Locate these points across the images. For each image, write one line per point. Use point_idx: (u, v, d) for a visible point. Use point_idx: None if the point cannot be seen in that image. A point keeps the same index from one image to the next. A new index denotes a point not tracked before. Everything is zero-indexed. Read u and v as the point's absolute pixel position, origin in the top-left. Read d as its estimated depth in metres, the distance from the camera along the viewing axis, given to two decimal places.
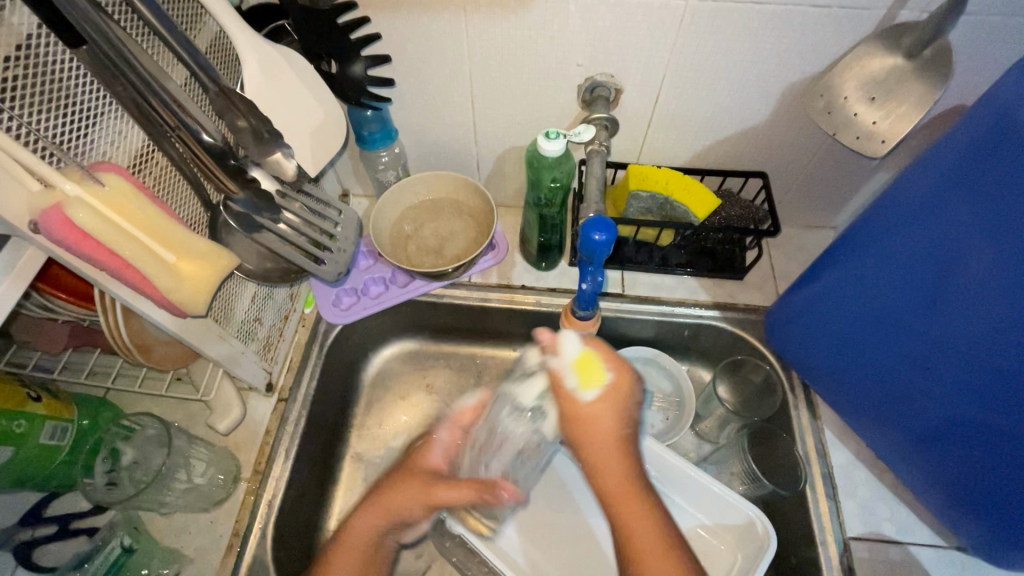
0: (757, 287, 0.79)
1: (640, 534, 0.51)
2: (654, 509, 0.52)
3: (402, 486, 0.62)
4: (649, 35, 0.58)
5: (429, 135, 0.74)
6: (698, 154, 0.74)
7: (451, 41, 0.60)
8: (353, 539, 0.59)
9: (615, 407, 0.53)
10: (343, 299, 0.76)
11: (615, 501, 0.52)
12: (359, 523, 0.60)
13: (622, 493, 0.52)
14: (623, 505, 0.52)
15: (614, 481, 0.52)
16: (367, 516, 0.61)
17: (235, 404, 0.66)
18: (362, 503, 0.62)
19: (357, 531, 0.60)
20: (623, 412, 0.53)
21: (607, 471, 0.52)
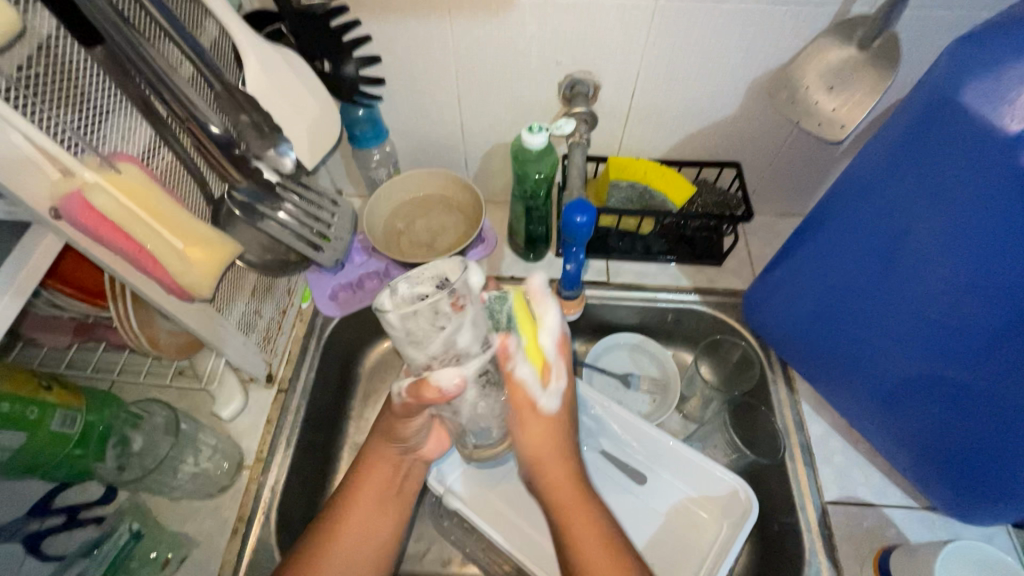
0: (735, 272, 0.83)
1: (581, 532, 0.56)
2: (591, 507, 0.58)
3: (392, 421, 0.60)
4: (622, 33, 0.62)
5: (418, 133, 0.77)
6: (675, 147, 0.78)
7: (438, 43, 0.64)
8: (361, 496, 0.60)
9: (553, 437, 0.59)
10: (339, 293, 0.80)
11: (557, 503, 0.58)
12: (376, 454, 0.62)
13: (563, 484, 0.59)
14: (571, 514, 0.58)
15: (553, 464, 0.59)
16: (387, 448, 0.62)
17: (237, 395, 0.69)
18: (372, 447, 0.62)
19: (371, 472, 0.61)
20: (564, 441, 0.60)
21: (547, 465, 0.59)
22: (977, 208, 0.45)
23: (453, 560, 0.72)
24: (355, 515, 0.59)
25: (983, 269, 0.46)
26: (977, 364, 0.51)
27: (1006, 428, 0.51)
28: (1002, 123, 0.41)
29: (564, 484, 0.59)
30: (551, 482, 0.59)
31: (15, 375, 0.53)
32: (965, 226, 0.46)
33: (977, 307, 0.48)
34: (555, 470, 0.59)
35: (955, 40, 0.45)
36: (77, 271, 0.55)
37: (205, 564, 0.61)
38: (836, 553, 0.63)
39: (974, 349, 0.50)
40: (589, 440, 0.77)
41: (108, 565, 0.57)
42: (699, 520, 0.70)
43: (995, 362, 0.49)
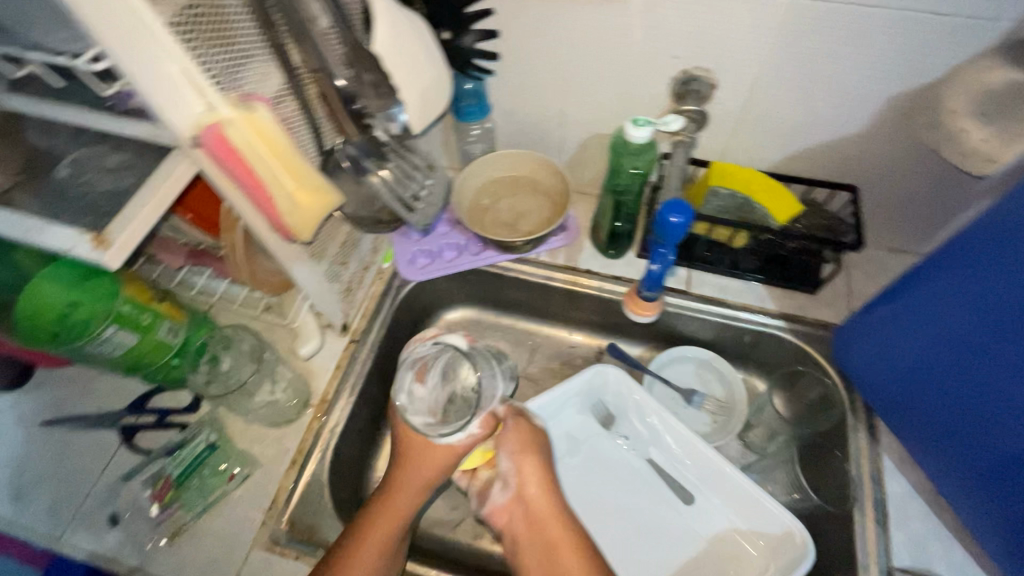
0: (828, 303, 0.76)
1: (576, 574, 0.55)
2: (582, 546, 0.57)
3: (419, 451, 0.60)
4: (751, 32, 0.59)
5: (519, 114, 0.77)
6: (784, 161, 0.73)
7: (556, 24, 0.63)
8: (395, 510, 0.59)
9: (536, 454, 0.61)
10: (419, 259, 0.82)
11: (549, 534, 0.58)
12: (410, 471, 0.60)
13: (550, 514, 0.59)
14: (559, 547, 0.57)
15: (536, 491, 0.60)
16: (425, 468, 0.59)
17: (315, 335, 0.72)
18: (414, 461, 0.60)
19: (398, 496, 0.60)
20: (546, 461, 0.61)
21: (536, 493, 0.60)
22: None
23: (485, 536, 0.73)
24: (381, 532, 0.58)
25: None
26: None
27: None
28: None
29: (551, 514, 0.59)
30: (537, 512, 0.59)
31: (138, 285, 0.59)
32: None
33: None
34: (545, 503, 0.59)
35: None
36: (198, 198, 0.60)
37: (263, 487, 0.65)
38: None
39: None
40: (639, 448, 0.75)
41: (184, 467, 0.65)
42: (743, 553, 0.67)
43: None
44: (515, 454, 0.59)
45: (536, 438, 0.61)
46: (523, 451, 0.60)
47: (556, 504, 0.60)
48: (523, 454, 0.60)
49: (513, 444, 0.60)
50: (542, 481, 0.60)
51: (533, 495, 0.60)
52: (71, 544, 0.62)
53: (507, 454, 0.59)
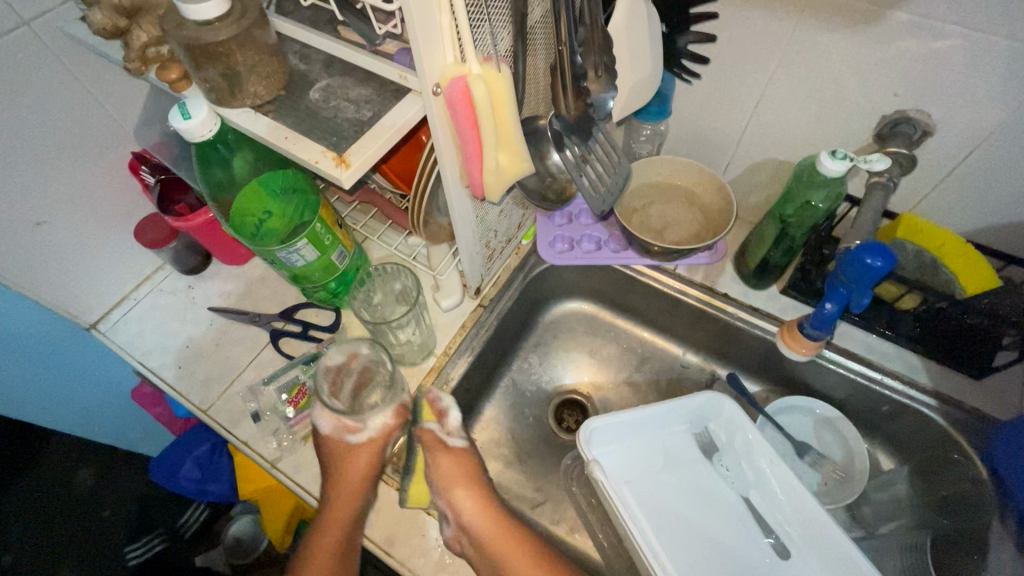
0: (994, 394, 0.69)
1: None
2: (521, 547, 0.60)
3: (358, 457, 0.63)
4: (998, 83, 0.53)
5: (696, 123, 0.76)
6: (984, 227, 0.66)
7: (769, 39, 0.61)
8: (338, 514, 0.60)
9: (457, 467, 0.65)
10: (558, 244, 0.83)
11: (496, 552, 0.59)
12: (338, 482, 0.62)
13: (494, 534, 0.60)
14: (499, 546, 0.59)
15: (475, 515, 0.61)
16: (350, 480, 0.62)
17: (456, 291, 0.76)
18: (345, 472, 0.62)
19: (339, 501, 0.61)
20: (470, 472, 0.65)
21: (472, 520, 0.61)
22: None
23: (563, 523, 0.75)
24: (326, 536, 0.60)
25: None
26: None
27: None
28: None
29: (498, 535, 0.60)
30: (482, 534, 0.60)
31: (327, 208, 0.66)
32: None
33: None
34: (485, 525, 0.61)
35: None
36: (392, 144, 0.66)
37: None
38: None
39: None
40: (738, 483, 0.73)
41: None
42: None
43: None
44: (448, 488, 0.63)
45: (461, 465, 0.65)
46: (451, 480, 0.63)
47: (494, 521, 0.62)
48: (452, 483, 0.63)
49: (441, 471, 0.64)
50: (468, 494, 0.63)
51: (473, 520, 0.61)
52: (215, 417, 0.71)
53: (439, 483, 0.63)
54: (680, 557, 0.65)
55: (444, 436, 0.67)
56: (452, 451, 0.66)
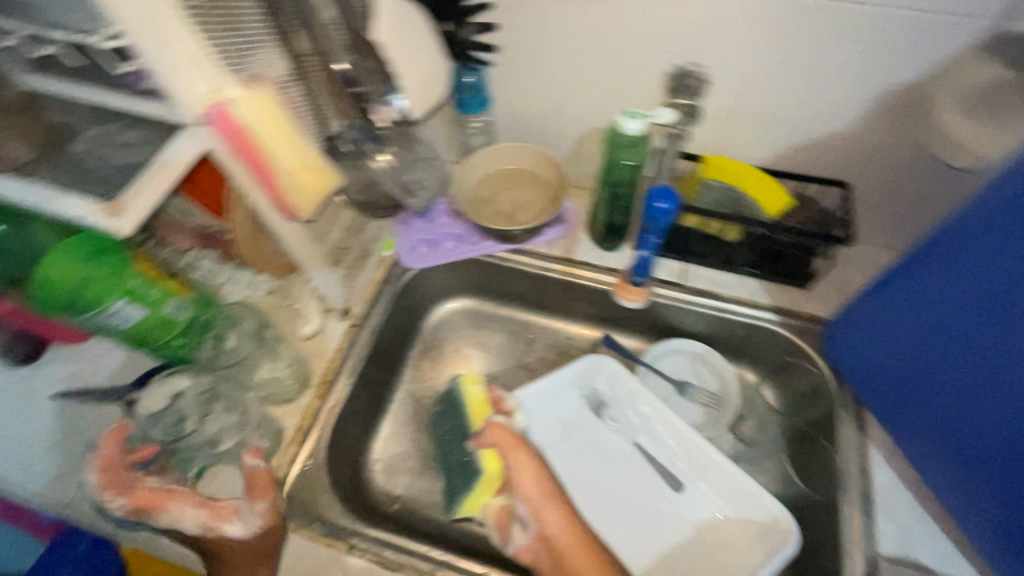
0: (821, 298, 0.77)
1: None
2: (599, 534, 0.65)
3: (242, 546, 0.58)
4: (739, 28, 0.61)
5: (520, 108, 0.80)
6: (779, 155, 0.74)
7: (550, 19, 0.66)
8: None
9: (532, 467, 0.69)
10: (419, 248, 0.84)
11: (568, 555, 0.62)
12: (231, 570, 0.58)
13: (574, 544, 0.63)
14: (570, 548, 0.63)
15: (557, 526, 0.65)
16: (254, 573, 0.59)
17: (315, 316, 0.75)
18: (248, 570, 0.58)
19: (247, 572, 0.58)
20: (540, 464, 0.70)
21: (552, 527, 0.65)
22: None
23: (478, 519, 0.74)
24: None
25: None
26: None
27: None
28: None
29: (577, 543, 0.63)
30: (566, 543, 0.63)
31: (146, 262, 0.60)
32: None
33: None
34: (560, 532, 0.64)
35: None
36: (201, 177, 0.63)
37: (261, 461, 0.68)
38: None
39: None
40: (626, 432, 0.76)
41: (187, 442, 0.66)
42: (730, 539, 0.67)
43: None
44: (537, 503, 0.67)
45: (535, 473, 0.69)
46: (544, 501, 0.67)
47: (580, 534, 0.64)
48: (545, 504, 0.67)
49: (518, 474, 0.69)
50: (511, 474, 0.69)
51: (554, 530, 0.65)
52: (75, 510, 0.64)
53: (513, 486, 0.69)
54: (578, 516, 0.69)
55: (514, 437, 0.72)
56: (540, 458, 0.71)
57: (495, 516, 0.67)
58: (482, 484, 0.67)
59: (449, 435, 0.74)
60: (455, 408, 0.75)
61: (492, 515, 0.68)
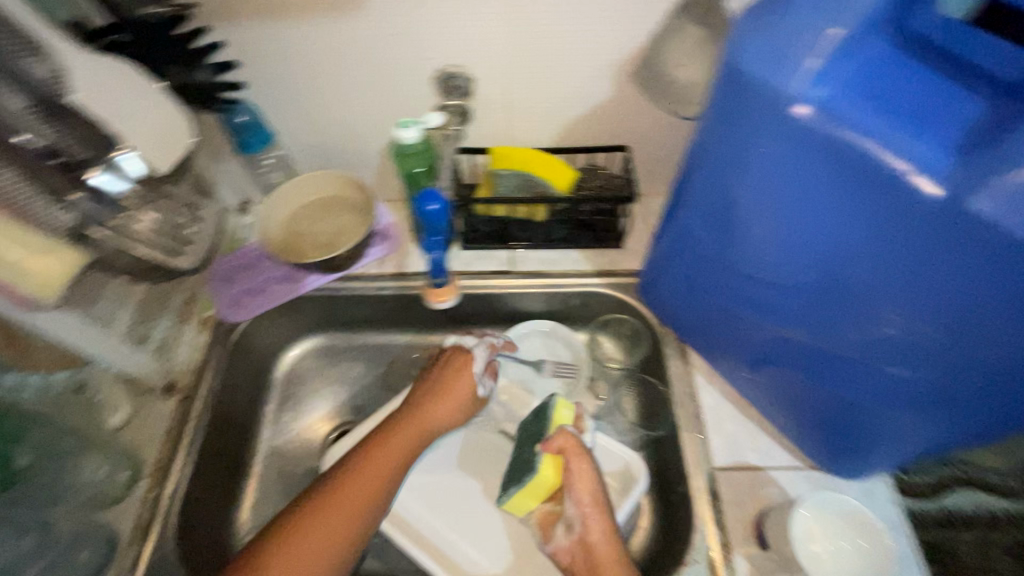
0: (635, 253, 0.84)
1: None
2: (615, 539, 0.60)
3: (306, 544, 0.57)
4: (480, 25, 0.65)
5: (310, 136, 0.78)
6: (563, 133, 0.79)
7: (304, 46, 0.66)
8: (379, 466, 0.64)
9: (582, 472, 0.62)
10: (242, 300, 0.80)
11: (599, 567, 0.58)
12: (431, 404, 0.71)
13: (608, 553, 0.59)
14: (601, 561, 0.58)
15: (601, 536, 0.60)
16: (449, 398, 0.71)
17: (126, 403, 0.69)
18: (445, 390, 0.71)
19: (385, 443, 0.66)
20: (585, 470, 0.62)
21: (593, 532, 0.60)
22: (803, 184, 0.43)
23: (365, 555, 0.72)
24: (369, 472, 0.63)
25: (811, 235, 0.45)
26: (827, 328, 0.50)
27: (861, 384, 0.51)
28: (800, 64, 0.40)
29: (607, 550, 0.59)
30: (599, 552, 0.59)
31: None
32: (795, 194, 0.45)
33: (818, 271, 0.47)
34: (601, 539, 0.59)
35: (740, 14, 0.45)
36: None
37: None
38: (724, 516, 0.63)
39: (824, 316, 0.49)
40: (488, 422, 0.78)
41: None
42: None
43: (846, 327, 0.48)
44: (572, 495, 0.61)
45: (590, 486, 0.62)
46: (571, 489, 0.61)
47: (609, 535, 0.60)
48: (572, 493, 0.61)
49: (575, 481, 0.62)
50: (586, 481, 0.62)
51: (593, 535, 0.60)
52: None
53: (568, 490, 0.62)
54: (458, 523, 0.70)
55: (579, 442, 0.63)
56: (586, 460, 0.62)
57: (538, 521, 0.66)
58: (528, 488, 0.63)
59: (528, 432, 0.68)
60: (537, 422, 0.68)
61: (535, 516, 0.66)
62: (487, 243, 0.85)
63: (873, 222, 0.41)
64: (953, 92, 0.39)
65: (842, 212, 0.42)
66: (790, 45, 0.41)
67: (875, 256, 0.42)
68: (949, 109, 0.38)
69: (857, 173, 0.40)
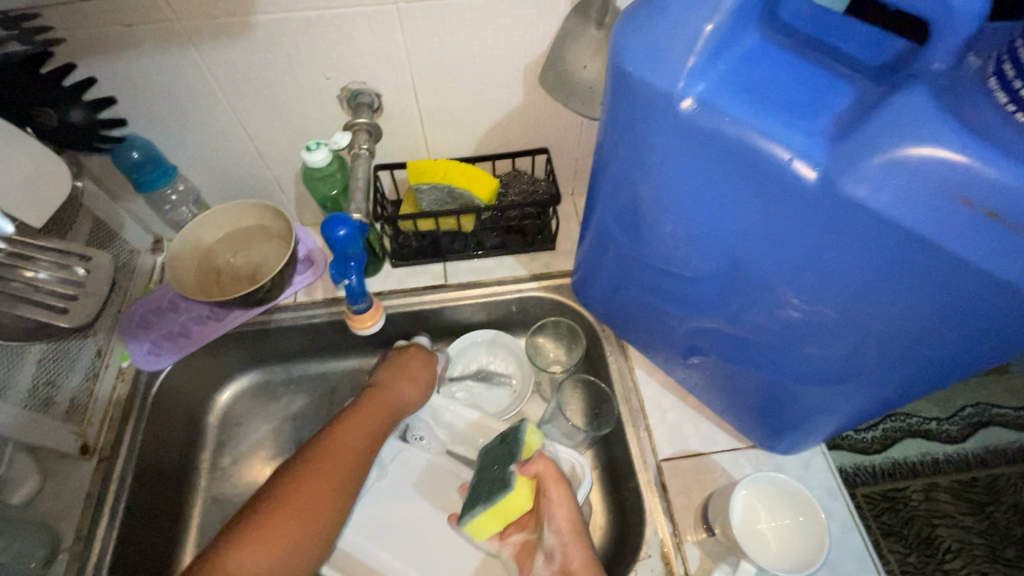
0: (567, 253, 0.84)
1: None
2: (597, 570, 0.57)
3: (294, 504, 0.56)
4: (378, 41, 0.63)
5: (217, 167, 0.75)
6: (481, 142, 0.78)
7: (193, 75, 0.62)
8: (345, 433, 0.64)
9: (560, 498, 0.58)
10: (160, 345, 0.75)
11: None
12: (395, 380, 0.70)
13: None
14: None
15: (582, 566, 0.57)
16: (409, 372, 0.71)
17: (30, 473, 0.62)
18: (402, 365, 0.72)
19: (350, 419, 0.65)
20: (563, 497, 0.58)
21: (573, 561, 0.57)
22: (696, 181, 0.44)
23: None
24: (345, 439, 0.63)
25: (712, 229, 0.46)
26: (741, 317, 0.51)
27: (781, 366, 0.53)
28: (679, 62, 0.40)
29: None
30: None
31: None
32: (691, 191, 0.45)
33: (724, 263, 0.48)
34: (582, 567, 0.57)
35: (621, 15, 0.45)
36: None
37: None
38: (671, 507, 0.64)
39: (738, 306, 0.50)
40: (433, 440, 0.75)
41: None
42: None
43: (759, 315, 0.49)
44: (550, 524, 0.58)
45: (569, 511, 0.59)
46: (551, 517, 0.58)
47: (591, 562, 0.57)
48: (552, 521, 0.58)
49: (553, 508, 0.58)
50: (562, 507, 0.59)
51: (571, 562, 0.57)
52: None
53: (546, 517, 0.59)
54: (406, 551, 0.69)
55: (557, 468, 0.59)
56: (563, 484, 0.59)
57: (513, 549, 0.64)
58: (499, 507, 0.58)
59: (495, 458, 0.64)
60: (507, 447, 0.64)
61: (512, 547, 0.64)
62: (419, 259, 0.83)
63: (764, 212, 0.42)
64: (826, 80, 0.40)
65: (736, 204, 0.43)
66: (667, 43, 0.40)
67: (771, 245, 0.43)
68: (822, 97, 0.39)
69: (744, 166, 0.40)
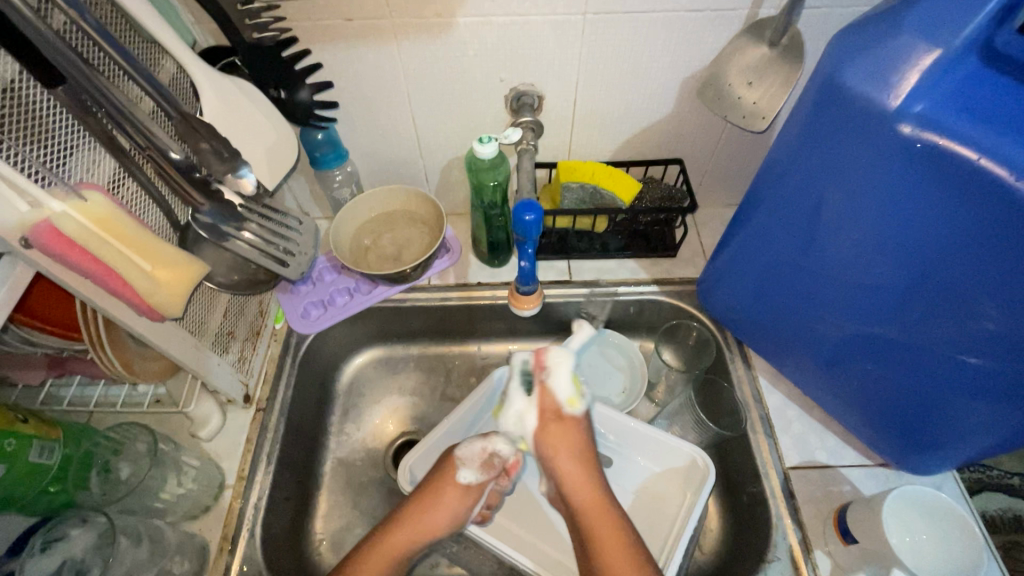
0: (689, 261, 0.87)
1: (603, 532, 0.62)
2: (620, 524, 0.62)
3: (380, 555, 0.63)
4: (557, 47, 0.68)
5: (378, 152, 0.81)
6: (622, 147, 0.82)
7: (387, 66, 0.69)
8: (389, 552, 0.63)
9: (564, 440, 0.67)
10: (311, 311, 0.82)
11: (587, 519, 0.63)
12: (427, 520, 0.65)
13: (595, 502, 0.64)
14: (594, 519, 0.63)
15: (586, 487, 0.65)
16: (439, 512, 0.65)
17: (213, 414, 0.70)
18: (431, 502, 0.65)
19: (390, 541, 0.64)
20: (577, 437, 0.67)
21: (577, 483, 0.65)
22: (887, 188, 0.47)
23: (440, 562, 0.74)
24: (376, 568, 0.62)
25: (894, 235, 0.49)
26: (908, 325, 0.53)
27: (935, 379, 0.54)
28: (898, 82, 0.44)
29: (595, 503, 0.64)
30: (584, 501, 0.64)
31: None
32: (884, 198, 0.48)
33: (902, 269, 0.50)
34: (589, 494, 0.65)
35: (833, 38, 0.49)
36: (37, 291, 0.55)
37: None
38: (800, 513, 0.65)
39: (911, 313, 0.52)
40: None
41: None
42: (665, 492, 0.74)
43: (942, 322, 0.50)
44: (557, 452, 0.66)
45: (569, 437, 0.67)
46: (558, 447, 0.66)
47: (598, 497, 0.64)
48: (559, 451, 0.66)
49: (558, 440, 0.66)
50: (564, 435, 0.67)
51: (574, 490, 0.65)
52: None
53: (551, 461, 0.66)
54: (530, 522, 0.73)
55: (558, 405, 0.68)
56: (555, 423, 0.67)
57: (479, 456, 0.69)
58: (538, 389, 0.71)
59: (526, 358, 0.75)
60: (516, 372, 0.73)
61: (476, 457, 0.69)
62: (547, 255, 0.87)
63: (968, 226, 0.44)
64: None
65: (940, 218, 0.45)
66: (892, 66, 0.45)
67: (965, 257, 0.45)
68: None
69: (960, 178, 0.43)
